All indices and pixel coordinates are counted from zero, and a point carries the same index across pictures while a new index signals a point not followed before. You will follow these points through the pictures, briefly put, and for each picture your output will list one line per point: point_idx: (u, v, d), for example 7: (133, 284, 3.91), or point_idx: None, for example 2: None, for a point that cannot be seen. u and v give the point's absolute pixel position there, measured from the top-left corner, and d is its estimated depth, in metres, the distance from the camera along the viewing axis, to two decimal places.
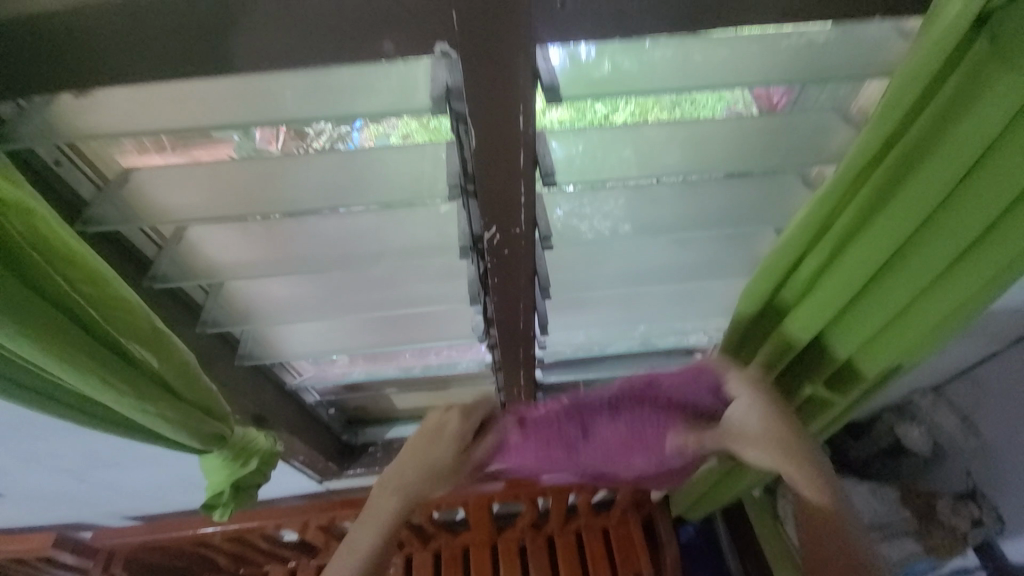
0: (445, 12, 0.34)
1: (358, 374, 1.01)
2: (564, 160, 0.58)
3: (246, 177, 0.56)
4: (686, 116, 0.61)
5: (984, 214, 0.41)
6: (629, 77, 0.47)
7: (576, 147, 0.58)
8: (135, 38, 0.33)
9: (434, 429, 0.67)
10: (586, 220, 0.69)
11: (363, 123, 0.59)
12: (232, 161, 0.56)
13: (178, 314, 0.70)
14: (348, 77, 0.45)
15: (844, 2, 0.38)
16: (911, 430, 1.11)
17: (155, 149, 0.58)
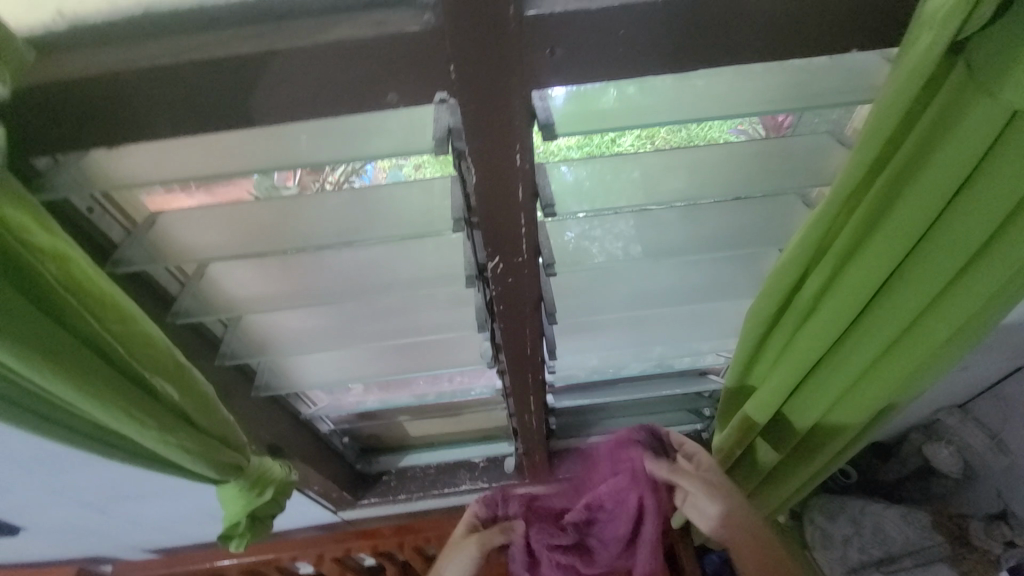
0: (444, 65, 0.37)
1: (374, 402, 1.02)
2: (574, 184, 0.60)
3: (264, 215, 0.60)
4: (694, 138, 0.65)
5: (979, 234, 0.40)
6: (634, 106, 0.49)
7: (582, 173, 0.61)
8: (164, 100, 0.37)
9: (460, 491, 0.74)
10: (597, 242, 0.70)
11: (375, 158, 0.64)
12: (251, 202, 0.60)
13: (198, 348, 0.73)
14: (358, 122, 0.49)
15: (822, 36, 0.40)
16: (940, 450, 1.05)
17: (181, 190, 0.63)
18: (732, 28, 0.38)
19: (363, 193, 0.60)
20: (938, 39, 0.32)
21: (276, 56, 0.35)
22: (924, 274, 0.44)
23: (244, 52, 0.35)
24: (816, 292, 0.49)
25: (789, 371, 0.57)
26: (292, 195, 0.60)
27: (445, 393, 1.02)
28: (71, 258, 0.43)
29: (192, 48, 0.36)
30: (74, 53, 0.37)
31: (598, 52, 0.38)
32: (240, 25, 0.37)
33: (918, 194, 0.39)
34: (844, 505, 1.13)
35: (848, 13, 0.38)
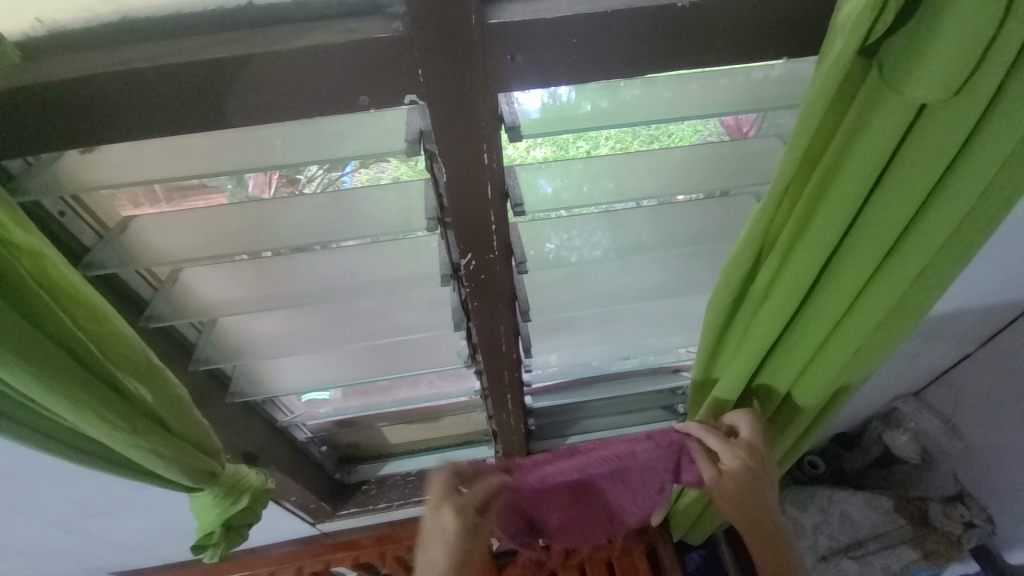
0: (412, 68, 0.39)
1: (355, 407, 1.02)
2: (552, 195, 0.63)
3: (238, 219, 0.62)
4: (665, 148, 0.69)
5: (899, 219, 0.45)
6: (607, 115, 0.53)
7: (561, 181, 0.63)
8: (141, 103, 0.38)
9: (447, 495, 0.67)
10: (576, 251, 0.73)
11: (355, 167, 0.67)
12: (225, 206, 0.62)
13: (172, 352, 0.72)
14: (335, 126, 0.51)
15: (757, 42, 0.43)
16: (899, 437, 1.11)
17: (150, 202, 0.65)
18: (682, 36, 0.41)
19: (339, 196, 0.62)
20: (849, 45, 0.35)
21: (251, 59, 0.37)
22: (859, 254, 0.48)
23: (221, 55, 0.37)
24: (769, 279, 0.53)
25: (751, 355, 0.61)
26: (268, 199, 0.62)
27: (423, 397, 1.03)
28: (46, 254, 0.43)
29: (168, 52, 0.37)
30: (49, 55, 0.39)
31: (559, 56, 0.41)
32: (217, 31, 0.39)
33: (850, 181, 0.43)
34: (813, 494, 1.17)
35: (778, 23, 0.42)
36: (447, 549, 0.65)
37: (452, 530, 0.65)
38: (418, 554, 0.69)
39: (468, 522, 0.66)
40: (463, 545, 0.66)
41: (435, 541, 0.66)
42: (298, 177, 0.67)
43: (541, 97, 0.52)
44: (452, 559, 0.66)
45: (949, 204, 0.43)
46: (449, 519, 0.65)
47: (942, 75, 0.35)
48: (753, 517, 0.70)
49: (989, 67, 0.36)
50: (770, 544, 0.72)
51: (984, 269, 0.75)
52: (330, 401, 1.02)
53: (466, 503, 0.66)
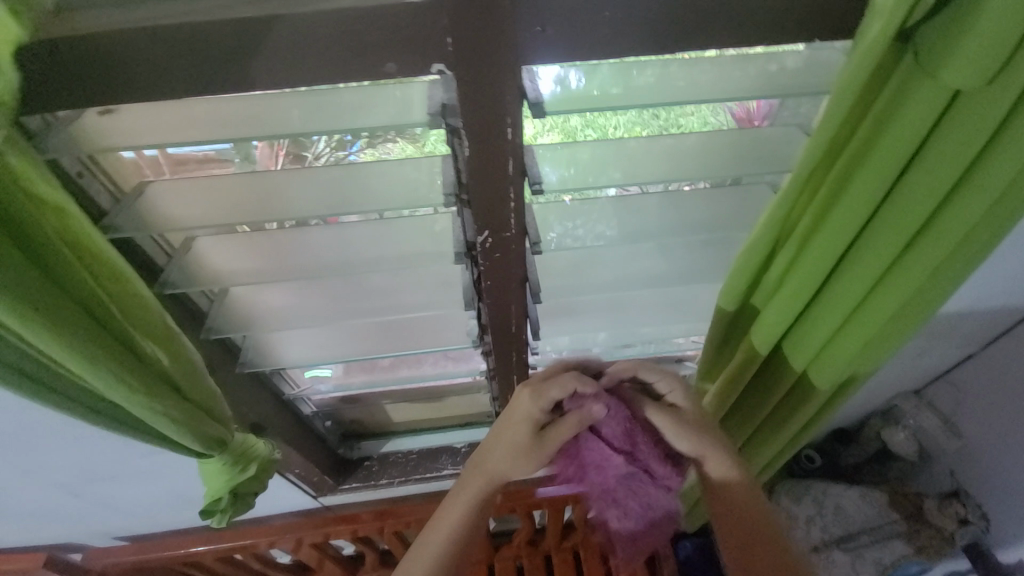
0: (441, 38, 0.38)
1: (357, 383, 1.04)
2: (558, 183, 0.62)
3: (245, 188, 0.61)
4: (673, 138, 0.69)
5: (919, 214, 0.45)
6: (615, 99, 0.52)
7: (567, 170, 0.63)
8: (165, 61, 0.38)
9: (534, 389, 0.70)
10: (579, 241, 0.73)
11: (361, 146, 0.67)
12: (230, 174, 0.62)
13: (185, 320, 0.73)
14: (348, 97, 0.51)
15: (791, 23, 0.42)
16: (896, 434, 1.11)
17: (150, 170, 0.65)
18: (717, 14, 0.40)
19: (353, 170, 0.61)
20: (887, 26, 0.35)
21: (282, 20, 0.36)
22: (879, 241, 0.48)
23: (249, 15, 0.36)
24: (785, 265, 0.54)
25: (760, 342, 0.62)
26: (274, 170, 0.62)
27: (427, 376, 1.03)
28: (69, 212, 0.43)
29: (195, 10, 0.37)
30: (69, 8, 0.38)
31: (588, 31, 0.40)
32: None
33: (876, 167, 0.43)
34: (808, 488, 1.19)
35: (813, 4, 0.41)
36: (518, 425, 0.70)
37: (525, 412, 0.70)
38: (490, 436, 0.75)
39: (539, 409, 0.69)
40: (532, 435, 0.70)
41: (509, 417, 0.72)
42: (304, 154, 0.69)
43: (550, 84, 0.51)
44: (523, 439, 0.70)
45: (977, 195, 0.43)
46: (523, 403, 0.70)
47: (979, 60, 0.35)
48: (711, 461, 0.73)
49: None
50: (730, 489, 0.74)
51: (996, 270, 0.75)
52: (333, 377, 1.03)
53: (542, 393, 0.69)
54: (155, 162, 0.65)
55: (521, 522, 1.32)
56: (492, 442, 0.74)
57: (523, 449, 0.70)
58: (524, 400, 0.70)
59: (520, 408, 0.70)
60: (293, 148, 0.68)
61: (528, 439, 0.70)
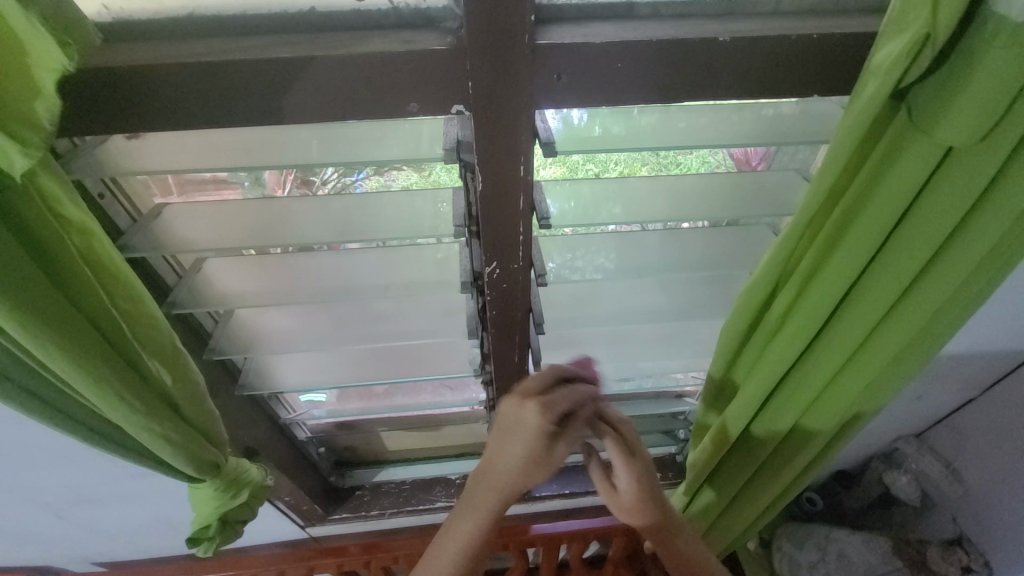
0: (462, 81, 0.41)
1: (351, 409, 1.03)
2: (558, 214, 0.64)
3: (260, 213, 0.64)
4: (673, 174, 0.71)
5: (916, 261, 0.47)
6: (616, 137, 0.54)
7: (568, 203, 0.65)
8: (199, 94, 0.40)
9: (541, 405, 0.60)
10: (578, 271, 0.73)
11: (367, 174, 0.69)
12: (247, 200, 0.64)
13: (189, 340, 0.73)
14: (367, 130, 0.53)
15: (792, 78, 0.44)
16: (899, 478, 1.10)
17: (161, 193, 0.67)
18: (722, 67, 0.43)
19: (365, 200, 0.64)
20: (883, 85, 0.37)
21: (317, 60, 0.38)
22: (876, 286, 0.50)
23: (284, 55, 0.38)
24: (785, 306, 0.54)
25: (762, 381, 0.62)
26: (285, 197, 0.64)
27: (425, 405, 1.02)
28: (95, 233, 0.44)
29: (235, 48, 0.39)
30: (113, 43, 0.40)
31: (601, 81, 0.42)
32: (282, 32, 0.41)
33: (876, 213, 0.45)
34: (809, 532, 1.16)
35: (814, 62, 0.43)
36: (526, 440, 0.61)
37: (533, 429, 0.61)
38: (492, 448, 0.66)
39: (551, 423, 0.60)
40: (542, 451, 0.62)
41: (512, 431, 0.63)
42: (312, 180, 0.70)
43: (553, 119, 0.54)
44: (533, 452, 0.62)
45: (971, 242, 0.45)
46: (531, 423, 0.61)
47: (969, 118, 0.37)
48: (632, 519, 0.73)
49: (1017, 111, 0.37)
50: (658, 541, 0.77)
51: (991, 315, 0.77)
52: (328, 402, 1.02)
53: (550, 409, 0.60)
54: (165, 182, 0.67)
55: (514, 559, 1.29)
56: (494, 460, 0.65)
57: (534, 460, 0.63)
58: (533, 421, 0.60)
59: (526, 427, 0.61)
60: (302, 173, 0.69)
61: (538, 451, 0.62)
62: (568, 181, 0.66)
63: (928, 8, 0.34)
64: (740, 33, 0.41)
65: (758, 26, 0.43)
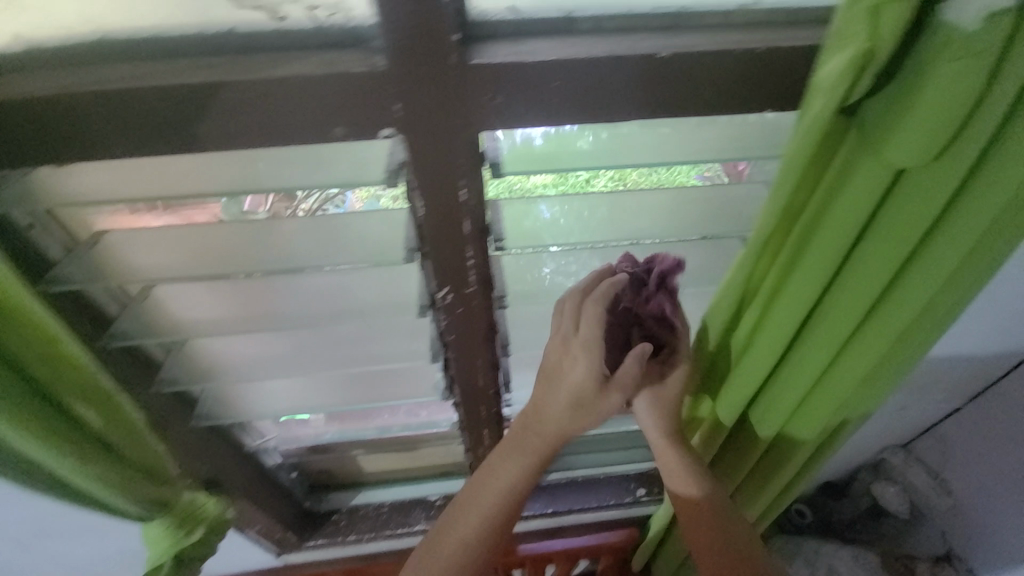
0: (390, 104, 0.38)
1: (332, 434, 1.02)
2: (551, 222, 0.63)
3: (234, 239, 0.61)
4: (664, 180, 0.68)
5: (880, 280, 0.45)
6: (610, 147, 0.53)
7: (561, 208, 0.63)
8: (107, 125, 0.37)
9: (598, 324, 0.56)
10: (573, 277, 0.72)
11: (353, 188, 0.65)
12: (222, 224, 0.60)
13: (136, 373, 0.69)
14: (335, 153, 0.50)
15: (741, 92, 0.42)
16: (887, 489, 1.08)
17: (146, 211, 0.63)
18: (666, 85, 0.40)
19: (332, 220, 0.60)
20: (827, 104, 0.35)
21: (227, 86, 0.36)
22: (840, 303, 0.48)
23: (194, 81, 0.36)
24: (753, 324, 0.53)
25: (732, 402, 0.60)
26: (260, 219, 0.60)
27: (410, 425, 1.01)
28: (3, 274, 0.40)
29: (142, 74, 0.37)
30: (16, 74, 0.38)
31: (539, 102, 0.40)
32: (199, 55, 0.39)
33: (834, 229, 0.43)
34: (799, 547, 1.14)
35: (763, 75, 0.41)
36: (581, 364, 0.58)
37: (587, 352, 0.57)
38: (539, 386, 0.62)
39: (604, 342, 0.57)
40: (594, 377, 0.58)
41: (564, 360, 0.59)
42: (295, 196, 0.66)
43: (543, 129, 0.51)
44: (581, 382, 0.58)
45: (937, 260, 0.42)
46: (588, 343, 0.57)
47: (920, 136, 0.35)
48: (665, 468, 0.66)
49: (976, 129, 0.34)
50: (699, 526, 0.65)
51: (968, 324, 0.75)
52: (308, 426, 1.00)
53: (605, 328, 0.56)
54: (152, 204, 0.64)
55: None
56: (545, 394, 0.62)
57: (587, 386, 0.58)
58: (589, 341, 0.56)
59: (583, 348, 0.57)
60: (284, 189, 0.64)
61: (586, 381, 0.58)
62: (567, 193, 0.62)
63: (869, 20, 0.32)
64: (683, 48, 0.39)
65: (702, 40, 0.41)
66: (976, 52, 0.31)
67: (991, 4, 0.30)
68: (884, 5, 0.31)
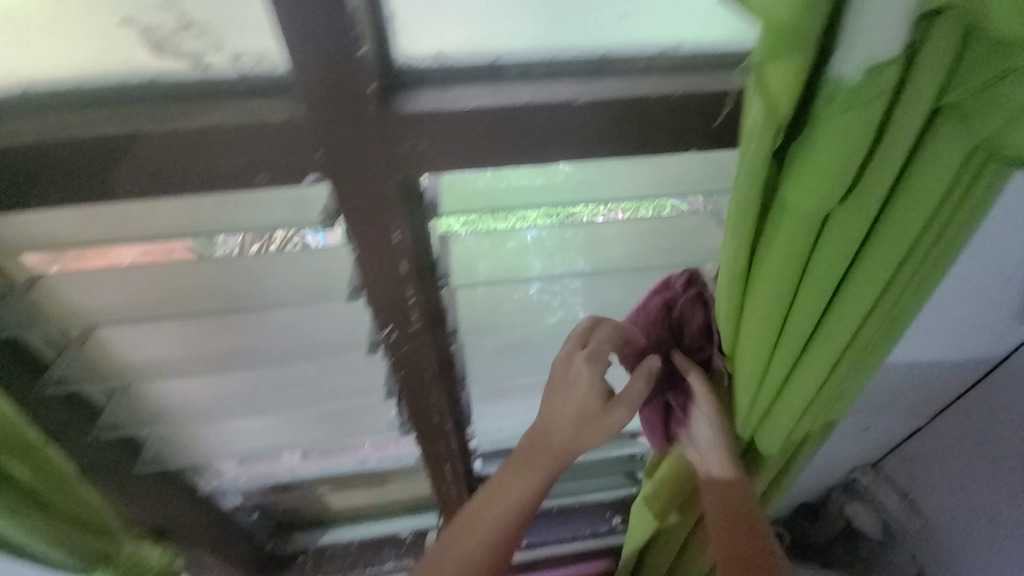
0: (312, 151, 0.38)
1: (312, 471, 1.01)
2: (535, 243, 0.64)
3: (198, 278, 0.60)
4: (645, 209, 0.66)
5: (810, 314, 0.44)
6: (577, 186, 0.55)
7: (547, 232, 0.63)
8: (25, 176, 0.38)
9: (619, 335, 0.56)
10: (557, 296, 0.73)
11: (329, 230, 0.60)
12: (200, 262, 0.58)
13: (74, 420, 0.66)
14: (277, 199, 0.50)
15: (663, 133, 0.43)
16: (859, 511, 1.08)
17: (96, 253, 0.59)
18: (585, 129, 0.41)
19: (274, 257, 0.59)
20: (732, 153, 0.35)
21: (143, 137, 0.37)
22: (777, 343, 0.47)
23: (110, 132, 0.37)
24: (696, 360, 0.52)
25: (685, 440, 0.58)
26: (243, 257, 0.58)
27: (389, 458, 0.99)
28: None
29: (54, 126, 0.37)
30: None
31: (462, 147, 0.40)
32: (113, 104, 0.39)
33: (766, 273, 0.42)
34: None
35: (682, 118, 0.42)
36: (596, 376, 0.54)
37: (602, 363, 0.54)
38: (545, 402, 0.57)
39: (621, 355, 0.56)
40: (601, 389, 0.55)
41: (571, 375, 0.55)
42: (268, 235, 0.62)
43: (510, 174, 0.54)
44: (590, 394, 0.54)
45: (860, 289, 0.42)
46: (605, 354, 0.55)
47: (823, 185, 0.34)
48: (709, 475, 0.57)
49: (878, 167, 0.35)
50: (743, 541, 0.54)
51: (921, 346, 0.75)
52: (276, 465, 0.98)
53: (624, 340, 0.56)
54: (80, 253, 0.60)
55: None
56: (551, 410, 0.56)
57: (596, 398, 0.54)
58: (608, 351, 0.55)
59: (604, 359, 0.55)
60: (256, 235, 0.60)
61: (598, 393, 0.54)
62: (552, 222, 0.63)
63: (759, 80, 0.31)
64: (602, 95, 0.40)
65: (620, 86, 0.42)
66: (862, 102, 0.31)
67: (873, 55, 0.29)
68: (772, 64, 0.30)
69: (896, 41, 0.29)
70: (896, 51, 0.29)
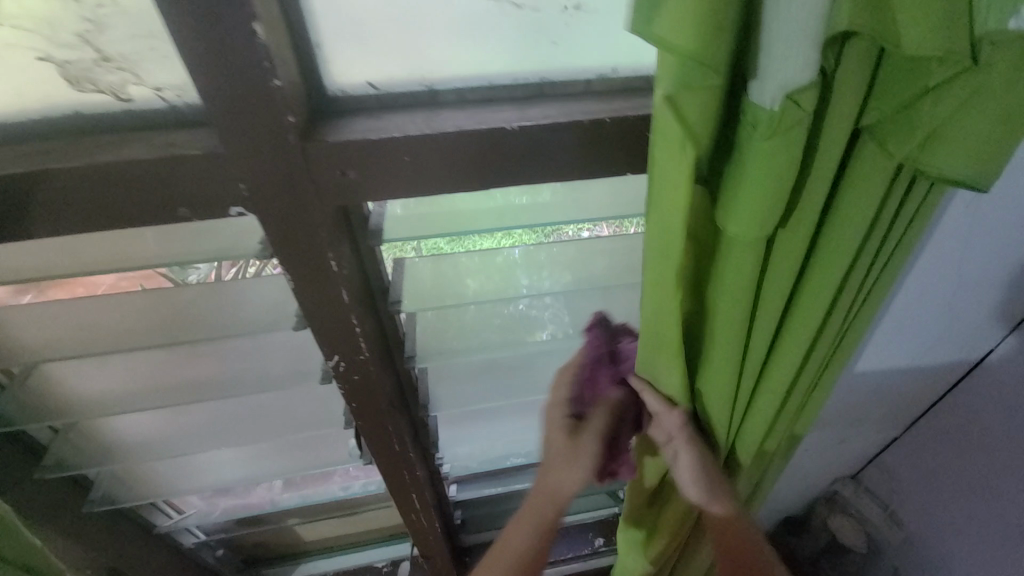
0: (233, 184, 0.37)
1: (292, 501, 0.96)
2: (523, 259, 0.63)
3: (151, 308, 0.58)
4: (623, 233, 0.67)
5: (766, 338, 0.42)
6: (534, 209, 0.54)
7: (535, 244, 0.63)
8: None
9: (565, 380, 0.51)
10: (547, 311, 0.69)
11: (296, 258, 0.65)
12: (178, 287, 0.58)
13: (14, 459, 0.64)
14: (234, 227, 0.50)
15: (598, 158, 0.42)
16: (841, 523, 1.03)
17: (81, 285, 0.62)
18: (515, 154, 0.41)
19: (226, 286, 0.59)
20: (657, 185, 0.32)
21: (48, 175, 0.35)
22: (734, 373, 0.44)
23: (11, 172, 0.35)
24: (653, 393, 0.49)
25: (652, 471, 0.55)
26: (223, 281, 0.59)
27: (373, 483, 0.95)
28: None
29: None
30: None
31: (389, 174, 0.40)
32: (24, 142, 0.38)
33: (719, 309, 0.39)
34: None
35: (615, 142, 0.42)
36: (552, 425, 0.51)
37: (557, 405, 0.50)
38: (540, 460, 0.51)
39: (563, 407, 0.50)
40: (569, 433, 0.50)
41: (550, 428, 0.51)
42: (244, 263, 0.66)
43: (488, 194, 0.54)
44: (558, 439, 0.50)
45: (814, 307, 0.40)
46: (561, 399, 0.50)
47: (759, 213, 0.32)
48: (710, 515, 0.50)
49: (816, 181, 0.34)
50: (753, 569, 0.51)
51: (886, 357, 0.74)
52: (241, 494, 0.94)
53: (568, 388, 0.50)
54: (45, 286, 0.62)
55: None
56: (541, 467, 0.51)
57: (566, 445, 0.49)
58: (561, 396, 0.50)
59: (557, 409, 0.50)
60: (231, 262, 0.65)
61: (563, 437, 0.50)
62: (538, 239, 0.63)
63: (675, 112, 0.29)
64: (532, 120, 0.40)
65: (551, 111, 0.41)
66: (789, 127, 0.29)
67: (788, 83, 0.28)
68: (681, 94, 0.29)
69: (810, 67, 0.27)
70: (809, 77, 0.28)
